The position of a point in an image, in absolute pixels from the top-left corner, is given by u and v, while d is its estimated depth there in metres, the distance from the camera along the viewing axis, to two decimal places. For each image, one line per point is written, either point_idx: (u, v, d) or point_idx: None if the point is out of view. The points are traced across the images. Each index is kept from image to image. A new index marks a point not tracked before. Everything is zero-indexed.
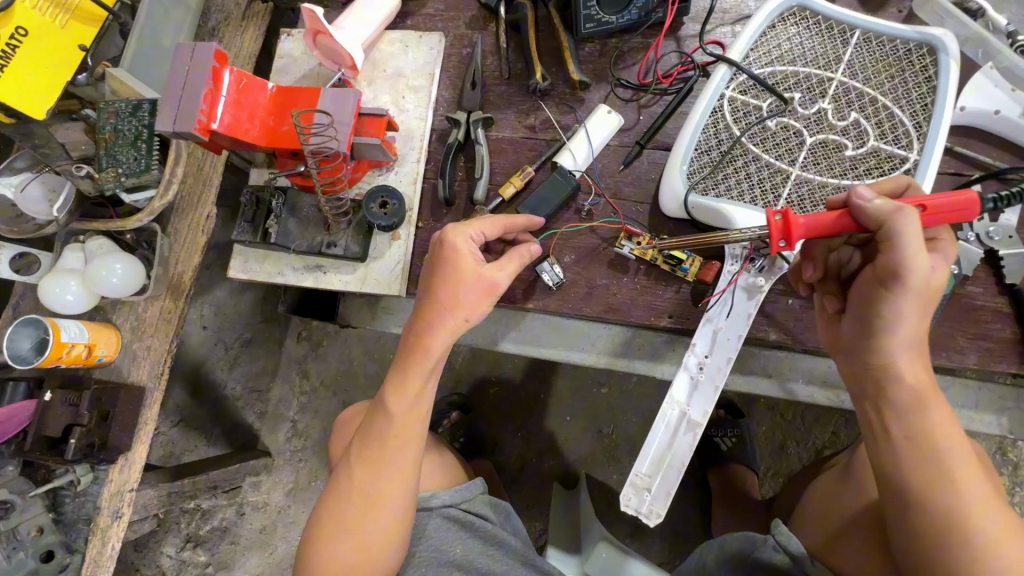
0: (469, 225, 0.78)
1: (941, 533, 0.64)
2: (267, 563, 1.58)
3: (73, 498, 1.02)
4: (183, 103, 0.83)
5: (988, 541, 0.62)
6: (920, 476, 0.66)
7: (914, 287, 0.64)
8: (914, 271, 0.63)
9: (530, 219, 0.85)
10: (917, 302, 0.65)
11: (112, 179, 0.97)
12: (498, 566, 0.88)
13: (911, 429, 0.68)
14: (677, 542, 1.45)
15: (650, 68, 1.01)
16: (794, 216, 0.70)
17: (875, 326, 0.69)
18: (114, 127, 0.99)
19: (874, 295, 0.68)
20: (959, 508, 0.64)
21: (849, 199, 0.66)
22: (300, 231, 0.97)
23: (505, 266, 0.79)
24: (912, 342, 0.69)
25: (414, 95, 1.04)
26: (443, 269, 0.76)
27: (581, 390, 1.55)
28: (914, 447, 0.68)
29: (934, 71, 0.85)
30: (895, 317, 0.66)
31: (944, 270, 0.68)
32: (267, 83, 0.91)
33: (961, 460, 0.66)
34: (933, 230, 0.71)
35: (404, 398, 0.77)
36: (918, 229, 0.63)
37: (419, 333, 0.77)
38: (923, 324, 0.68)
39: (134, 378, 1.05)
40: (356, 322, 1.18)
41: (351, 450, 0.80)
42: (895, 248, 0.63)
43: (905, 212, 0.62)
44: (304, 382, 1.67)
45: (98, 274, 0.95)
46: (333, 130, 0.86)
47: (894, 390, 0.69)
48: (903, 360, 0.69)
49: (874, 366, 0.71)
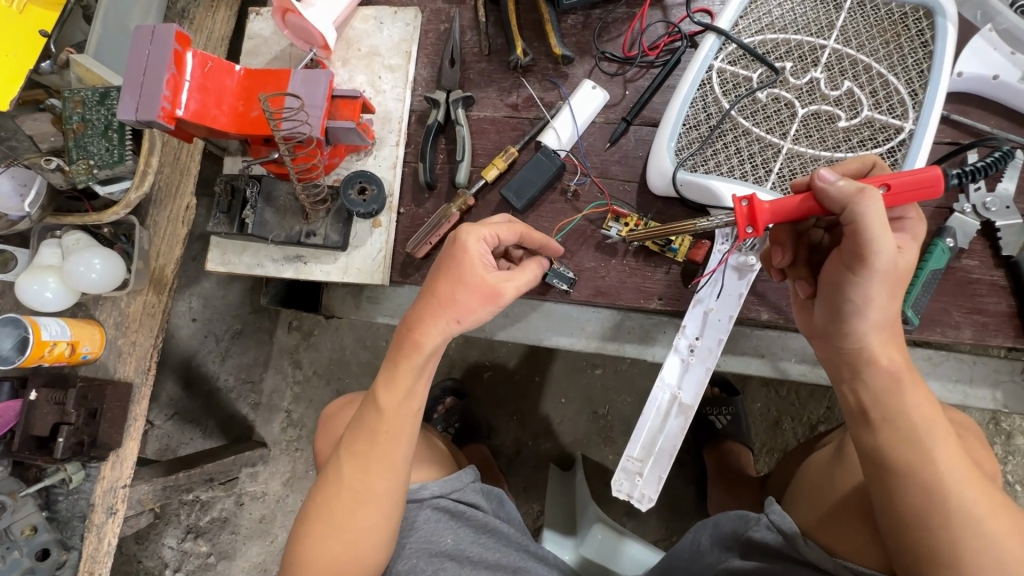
0: (484, 226, 0.75)
1: (924, 510, 0.63)
2: (268, 552, 1.57)
3: (67, 496, 1.00)
4: (145, 89, 0.79)
5: (971, 516, 0.61)
6: (902, 455, 0.66)
7: (881, 269, 0.64)
8: (880, 254, 0.63)
9: (546, 236, 0.82)
10: (884, 284, 0.65)
11: (83, 172, 0.94)
12: (490, 553, 0.89)
13: (889, 411, 0.68)
14: (674, 519, 1.46)
15: (635, 39, 0.97)
16: (760, 202, 0.70)
17: (846, 310, 0.69)
18: (81, 117, 0.95)
19: (843, 279, 0.68)
20: (940, 484, 0.63)
21: (813, 182, 0.67)
22: (278, 220, 0.93)
23: (514, 280, 0.75)
24: (883, 323, 0.69)
25: (392, 75, 1.00)
26: (450, 267, 0.73)
27: (575, 373, 1.54)
28: (896, 427, 0.67)
29: (931, 36, 0.81)
30: (865, 299, 0.67)
31: (912, 250, 0.69)
32: (235, 66, 0.87)
33: (941, 438, 0.65)
34: (902, 208, 0.70)
35: (398, 393, 0.76)
36: (883, 211, 0.63)
37: (415, 331, 0.75)
38: (892, 304, 0.68)
39: (120, 374, 1.02)
40: (341, 312, 1.15)
41: (341, 445, 0.78)
42: (859, 232, 0.63)
43: (870, 194, 0.63)
44: (296, 371, 1.62)
45: (73, 268, 0.91)
46: (304, 114, 0.83)
47: (870, 372, 0.70)
48: (877, 345, 0.69)
49: (849, 350, 0.71)
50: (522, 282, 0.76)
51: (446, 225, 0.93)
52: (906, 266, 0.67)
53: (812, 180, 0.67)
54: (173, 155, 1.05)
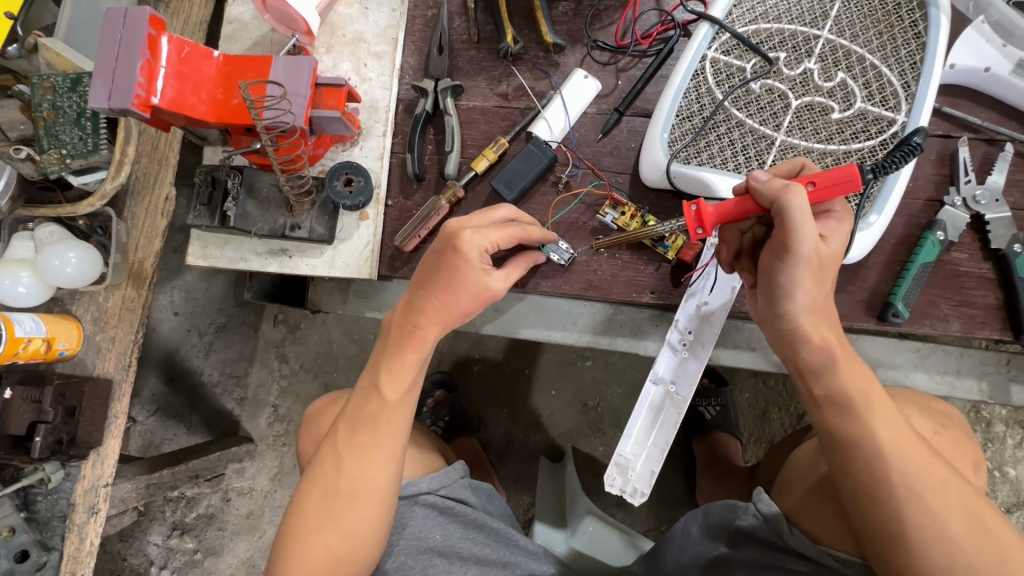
0: (487, 234, 0.72)
1: (873, 487, 0.67)
2: (257, 548, 1.55)
3: (46, 496, 0.96)
4: (118, 75, 0.75)
5: (914, 493, 0.66)
6: (861, 446, 0.69)
7: (805, 257, 0.66)
8: (802, 242, 0.65)
9: (546, 232, 0.81)
10: (808, 270, 0.68)
11: (55, 162, 0.90)
12: (479, 548, 0.89)
13: (833, 394, 0.72)
14: (665, 509, 1.47)
15: (628, 28, 0.95)
16: (706, 206, 0.71)
17: (777, 295, 0.70)
18: (51, 104, 0.91)
19: (770, 268, 0.70)
20: (883, 461, 0.67)
21: (748, 182, 0.69)
22: (260, 212, 0.90)
23: (510, 279, 0.77)
24: (814, 306, 0.71)
25: (378, 62, 0.97)
26: (449, 274, 0.72)
27: (565, 365, 1.53)
28: (856, 419, 0.70)
29: (924, 27, 0.81)
30: (793, 285, 0.69)
31: (837, 240, 0.71)
32: (213, 52, 0.84)
33: (895, 428, 0.69)
34: (828, 202, 0.72)
35: (401, 384, 0.76)
36: (806, 205, 0.65)
37: (415, 324, 0.75)
38: (819, 288, 0.71)
39: (99, 372, 0.98)
40: (327, 306, 1.13)
41: (337, 436, 0.77)
42: (785, 225, 0.65)
43: (794, 189, 0.64)
44: (282, 365, 1.60)
45: (47, 262, 0.88)
46: (286, 103, 0.81)
47: (808, 352, 0.73)
48: (809, 324, 0.72)
49: (783, 331, 0.74)
50: (516, 276, 0.78)
51: (435, 218, 0.91)
52: (828, 254, 0.70)
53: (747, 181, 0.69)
54: (151, 144, 1.00)
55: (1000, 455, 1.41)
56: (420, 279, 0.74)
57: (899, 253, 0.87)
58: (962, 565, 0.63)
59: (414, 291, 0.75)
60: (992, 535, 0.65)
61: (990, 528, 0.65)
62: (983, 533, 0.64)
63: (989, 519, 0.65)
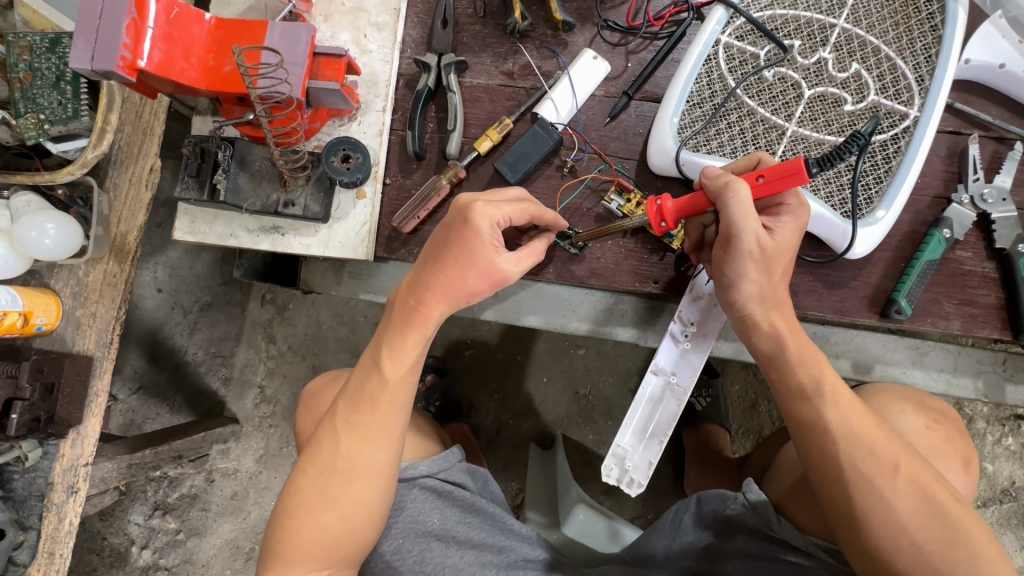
0: (499, 207, 0.70)
1: (821, 466, 0.71)
2: (241, 529, 1.52)
3: (22, 474, 0.91)
4: (102, 35, 0.71)
5: (862, 475, 0.69)
6: (815, 429, 0.72)
7: (745, 249, 0.72)
8: (742, 234, 0.71)
9: (557, 218, 0.78)
10: (752, 261, 0.73)
11: (32, 127, 0.84)
12: (476, 533, 0.89)
13: (785, 380, 0.76)
14: (654, 497, 1.48)
15: (640, 8, 0.92)
16: (666, 202, 0.76)
17: (725, 284, 0.76)
18: (28, 65, 0.85)
19: (720, 259, 0.76)
20: (830, 443, 0.71)
21: (701, 178, 0.74)
22: (253, 187, 0.87)
23: (521, 263, 0.74)
24: (763, 295, 0.76)
25: (378, 34, 0.93)
26: (458, 248, 0.70)
27: (558, 352, 1.52)
28: (810, 404, 0.73)
29: (941, 20, 0.79)
30: (738, 274, 0.74)
31: (788, 232, 0.74)
32: (204, 15, 0.79)
33: (848, 415, 0.71)
34: (780, 196, 0.75)
35: (404, 363, 0.73)
36: (747, 200, 0.70)
37: (414, 303, 0.73)
38: (766, 277, 0.75)
39: (79, 348, 0.93)
40: (320, 287, 1.09)
41: (336, 415, 0.75)
42: (727, 220, 0.70)
43: (736, 185, 0.69)
44: (270, 346, 1.55)
45: (24, 233, 0.83)
46: (283, 71, 0.77)
47: (760, 338, 0.78)
48: (759, 312, 0.76)
49: (736, 317, 0.79)
50: (530, 261, 0.75)
51: (436, 198, 0.89)
52: (776, 245, 0.73)
53: (701, 177, 0.74)
54: (134, 112, 0.94)
55: (980, 450, 1.44)
56: (429, 253, 0.72)
57: (905, 249, 0.87)
58: (909, 544, 0.66)
59: (420, 267, 0.73)
60: (949, 521, 0.66)
61: (944, 512, 0.66)
62: (934, 517, 0.66)
63: (945, 503, 0.67)
